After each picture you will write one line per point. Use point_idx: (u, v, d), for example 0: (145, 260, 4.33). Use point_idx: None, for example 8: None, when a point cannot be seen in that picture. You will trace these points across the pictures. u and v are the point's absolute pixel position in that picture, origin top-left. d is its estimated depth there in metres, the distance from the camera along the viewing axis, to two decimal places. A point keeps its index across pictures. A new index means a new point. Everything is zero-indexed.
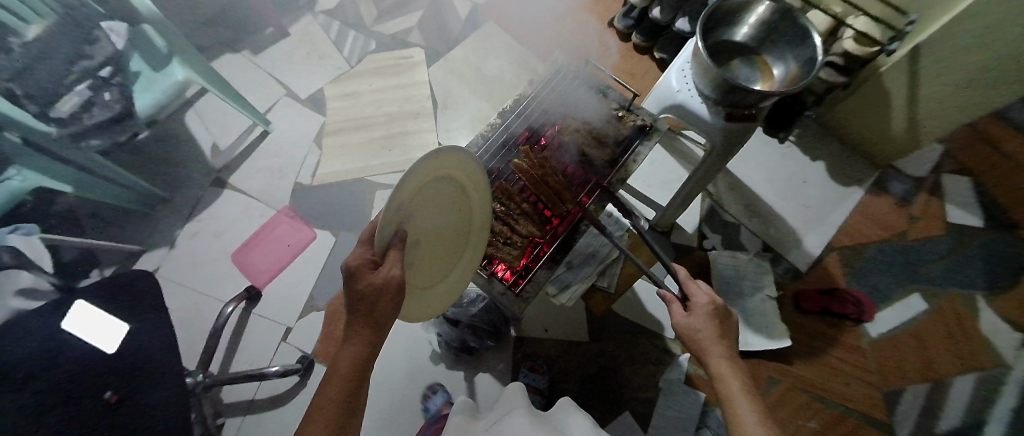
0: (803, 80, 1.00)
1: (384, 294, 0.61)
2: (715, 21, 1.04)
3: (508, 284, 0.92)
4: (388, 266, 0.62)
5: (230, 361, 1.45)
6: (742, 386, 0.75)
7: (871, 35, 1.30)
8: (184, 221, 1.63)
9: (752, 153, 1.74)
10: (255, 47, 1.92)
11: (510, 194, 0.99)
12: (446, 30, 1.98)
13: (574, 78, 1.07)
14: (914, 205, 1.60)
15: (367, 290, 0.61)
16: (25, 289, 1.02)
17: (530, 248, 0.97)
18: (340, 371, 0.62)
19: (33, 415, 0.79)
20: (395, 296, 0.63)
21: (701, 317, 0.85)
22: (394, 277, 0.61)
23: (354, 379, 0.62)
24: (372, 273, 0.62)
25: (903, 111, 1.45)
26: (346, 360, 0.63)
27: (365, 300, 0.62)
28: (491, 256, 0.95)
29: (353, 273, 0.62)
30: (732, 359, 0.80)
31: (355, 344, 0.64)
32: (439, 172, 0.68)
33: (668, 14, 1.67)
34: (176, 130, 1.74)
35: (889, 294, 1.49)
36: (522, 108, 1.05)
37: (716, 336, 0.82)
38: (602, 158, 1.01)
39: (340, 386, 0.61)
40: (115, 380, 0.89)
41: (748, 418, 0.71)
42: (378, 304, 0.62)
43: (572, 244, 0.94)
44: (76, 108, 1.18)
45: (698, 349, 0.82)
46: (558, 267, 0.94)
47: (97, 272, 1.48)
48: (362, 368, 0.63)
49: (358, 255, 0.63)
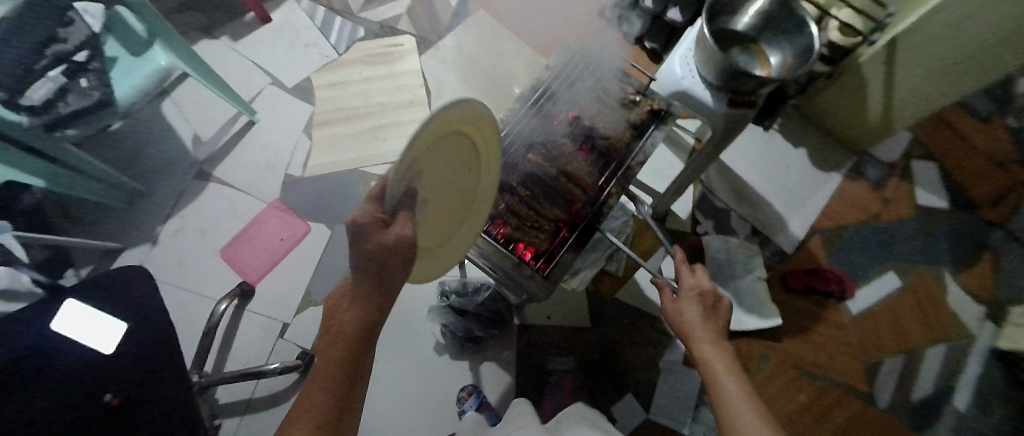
0: (798, 67, 1.05)
1: (397, 253, 0.56)
2: (717, 9, 1.08)
3: (535, 268, 0.93)
4: (401, 224, 0.56)
5: (224, 361, 1.40)
6: (728, 368, 0.69)
7: (855, 26, 1.40)
8: (166, 217, 1.54)
9: (739, 141, 1.81)
10: (234, 34, 1.83)
11: (533, 179, 1.01)
12: (436, 18, 1.94)
13: (592, 61, 1.13)
14: (886, 188, 1.71)
15: (379, 249, 0.54)
16: (3, 291, 0.95)
17: (555, 232, 0.99)
18: (337, 347, 0.57)
19: (35, 424, 0.75)
20: (406, 253, 0.57)
21: (688, 299, 0.83)
22: (405, 237, 0.55)
23: (348, 366, 0.57)
24: (384, 232, 0.54)
25: (879, 99, 1.54)
26: (335, 349, 0.57)
27: (375, 260, 0.55)
28: (517, 240, 0.96)
29: (361, 232, 0.53)
30: (717, 343, 0.75)
31: (345, 322, 0.59)
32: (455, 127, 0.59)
33: (659, 4, 1.70)
34: (153, 120, 1.65)
35: (867, 271, 1.59)
36: (542, 90, 1.10)
37: (701, 319, 0.79)
38: (618, 142, 1.05)
39: (337, 368, 0.56)
40: (117, 382, 0.84)
41: (736, 403, 0.63)
42: (388, 263, 0.57)
43: (597, 227, 0.98)
44: (49, 96, 1.09)
45: (683, 332, 0.79)
46: (582, 249, 0.97)
47: (73, 273, 1.39)
48: (363, 341, 0.59)
49: (366, 211, 0.53)
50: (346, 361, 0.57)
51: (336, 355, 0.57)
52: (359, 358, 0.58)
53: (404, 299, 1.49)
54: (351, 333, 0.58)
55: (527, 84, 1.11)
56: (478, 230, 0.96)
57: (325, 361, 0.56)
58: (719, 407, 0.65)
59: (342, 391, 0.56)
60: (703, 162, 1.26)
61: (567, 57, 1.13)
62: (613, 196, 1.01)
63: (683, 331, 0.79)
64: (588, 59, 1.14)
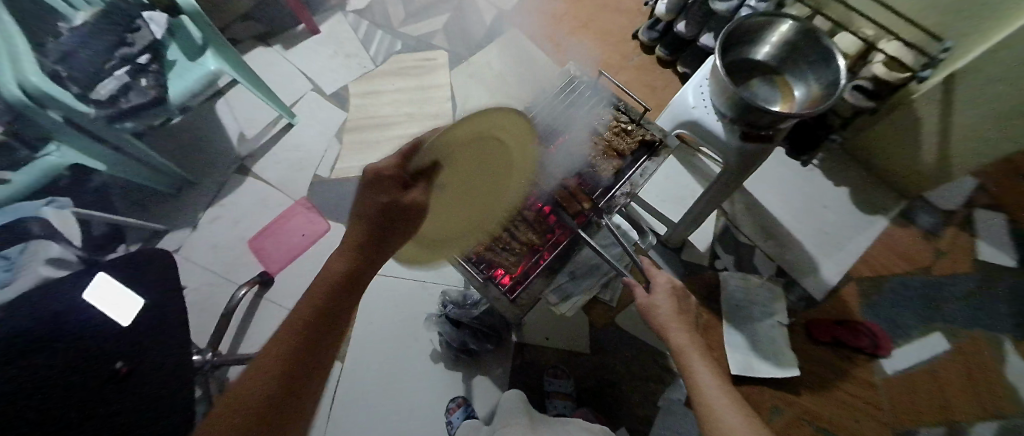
0: (825, 102, 1.00)
1: (407, 213, 0.65)
2: (737, 38, 1.05)
3: (504, 289, 0.95)
4: (417, 189, 0.67)
5: (239, 343, 1.50)
6: (704, 358, 0.80)
7: (903, 60, 1.25)
8: (206, 205, 1.69)
9: (771, 174, 1.69)
10: (286, 42, 1.99)
11: (513, 202, 1.02)
12: (470, 35, 2.01)
13: (586, 88, 1.12)
14: (942, 238, 1.53)
15: (389, 205, 0.64)
16: (54, 259, 1.08)
17: (529, 255, 1.00)
18: (299, 313, 0.62)
19: (48, 384, 0.84)
20: (414, 219, 0.67)
21: (664, 296, 0.90)
22: (419, 201, 0.66)
23: (303, 343, 0.61)
24: (400, 191, 0.65)
25: (935, 138, 1.39)
26: (298, 320, 0.62)
27: (373, 226, 0.65)
28: (490, 261, 0.99)
29: (382, 184, 0.65)
30: (689, 333, 0.85)
31: (317, 289, 0.64)
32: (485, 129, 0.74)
33: (692, 30, 1.66)
34: (207, 117, 1.82)
35: (908, 329, 1.42)
36: (530, 116, 1.10)
37: (675, 312, 0.88)
38: (607, 171, 1.03)
39: (289, 344, 0.60)
40: (127, 351, 0.94)
41: (710, 389, 0.75)
42: (394, 224, 0.65)
43: (570, 255, 0.97)
44: (113, 92, 1.25)
45: (658, 325, 0.88)
46: (555, 276, 0.98)
47: (124, 248, 1.56)
48: (326, 308, 0.64)
49: (390, 167, 0.66)
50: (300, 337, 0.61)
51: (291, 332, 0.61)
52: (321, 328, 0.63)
53: (408, 304, 1.53)
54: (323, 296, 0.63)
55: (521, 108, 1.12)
56: (453, 248, 0.99)
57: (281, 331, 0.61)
58: (696, 392, 0.77)
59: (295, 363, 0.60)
60: (719, 194, 1.19)
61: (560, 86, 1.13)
62: (595, 225, 0.99)
63: (662, 326, 0.87)
64: (586, 86, 1.13)
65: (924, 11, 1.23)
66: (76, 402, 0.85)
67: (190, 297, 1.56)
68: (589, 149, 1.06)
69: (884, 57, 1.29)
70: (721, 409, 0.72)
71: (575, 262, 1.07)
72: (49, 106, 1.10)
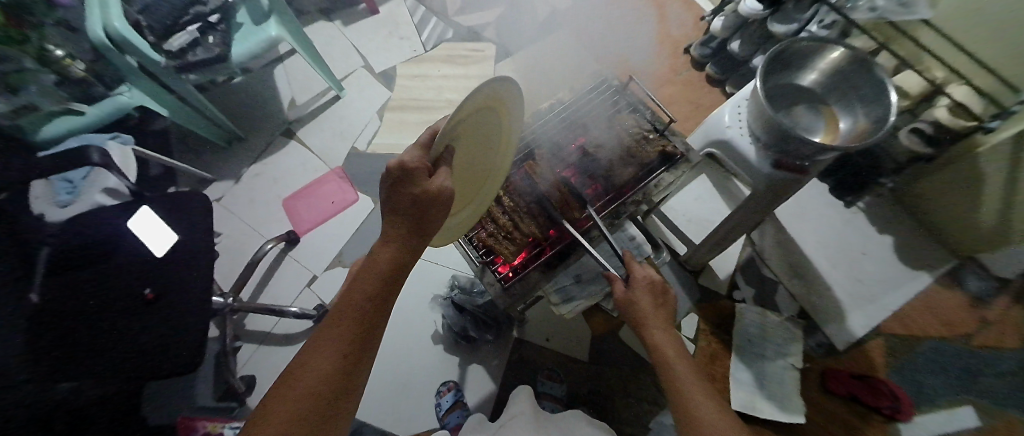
0: (870, 137, 0.99)
1: (438, 203, 0.63)
2: (779, 62, 1.06)
3: (499, 276, 0.96)
4: (441, 175, 0.64)
5: (259, 292, 1.59)
6: (679, 355, 0.79)
7: (969, 106, 1.19)
8: (251, 161, 1.80)
9: (809, 209, 1.60)
10: (346, 19, 2.09)
11: (520, 191, 1.03)
12: (521, 31, 2.03)
13: (616, 93, 1.14)
14: (990, 308, 1.41)
15: (419, 197, 0.61)
16: (109, 189, 1.25)
17: (529, 247, 1.00)
18: (346, 314, 0.59)
19: (104, 293, 1.03)
20: (445, 204, 0.64)
21: (642, 290, 0.86)
22: (446, 188, 0.63)
23: (352, 347, 0.57)
24: (427, 180, 0.62)
25: (997, 194, 1.29)
26: (348, 320, 0.58)
27: (414, 207, 0.62)
28: (490, 248, 1.00)
29: (408, 175, 0.61)
30: (667, 330, 0.83)
31: (364, 286, 0.61)
32: (488, 103, 0.70)
33: (747, 49, 1.60)
34: (265, 81, 1.95)
35: (935, 398, 1.31)
36: (556, 111, 1.14)
37: (653, 309, 0.84)
38: (621, 176, 1.03)
39: (335, 347, 0.57)
40: (152, 280, 1.06)
41: (686, 383, 0.76)
42: (430, 211, 0.63)
43: (570, 255, 0.96)
44: (184, 45, 1.38)
45: (635, 321, 0.85)
46: (553, 272, 0.97)
47: (174, 189, 1.70)
48: (375, 308, 0.61)
49: (415, 157, 0.63)
50: (348, 338, 0.58)
51: (341, 332, 0.58)
52: (370, 328, 0.60)
53: (419, 282, 1.57)
54: (371, 294, 0.61)
55: (547, 102, 1.15)
56: None
57: (328, 333, 0.58)
58: (672, 388, 0.76)
59: (344, 371, 0.56)
60: (744, 221, 1.14)
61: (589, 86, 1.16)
62: (597, 229, 0.99)
63: (640, 322, 0.84)
64: (617, 92, 1.15)
65: (1006, 63, 1.15)
66: (114, 313, 1.01)
67: (223, 243, 1.67)
68: (607, 153, 1.06)
69: (948, 102, 1.23)
70: (697, 407, 0.72)
71: (584, 267, 1.15)
72: (126, 50, 1.22)
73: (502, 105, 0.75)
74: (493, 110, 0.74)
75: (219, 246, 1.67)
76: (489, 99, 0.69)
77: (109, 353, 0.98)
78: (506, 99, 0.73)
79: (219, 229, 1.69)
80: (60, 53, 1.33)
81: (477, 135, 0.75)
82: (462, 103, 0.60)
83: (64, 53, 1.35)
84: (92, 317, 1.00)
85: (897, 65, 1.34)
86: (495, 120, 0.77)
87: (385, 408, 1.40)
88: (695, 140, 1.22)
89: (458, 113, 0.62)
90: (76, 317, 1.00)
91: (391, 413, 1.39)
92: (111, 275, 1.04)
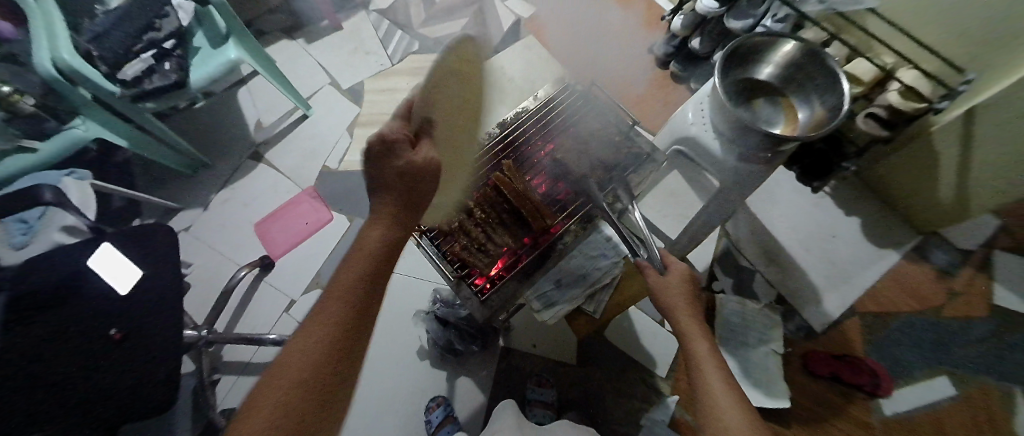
0: (828, 125, 1.03)
1: (425, 173, 0.67)
2: (736, 58, 1.09)
3: (476, 289, 0.95)
4: (424, 146, 0.69)
5: (235, 322, 1.55)
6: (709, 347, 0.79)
7: (919, 88, 1.24)
8: (218, 187, 1.75)
9: (779, 197, 1.65)
10: (309, 37, 2.07)
11: (490, 201, 1.01)
12: (487, 39, 2.03)
13: (579, 98, 1.17)
14: (956, 278, 1.46)
15: (407, 168, 0.66)
16: (67, 226, 1.19)
17: (504, 257, 0.99)
18: (340, 295, 0.56)
19: (61, 340, 0.96)
20: (430, 176, 0.68)
21: (677, 279, 0.88)
22: (432, 158, 0.68)
23: (345, 327, 0.54)
24: (410, 151, 0.68)
25: (953, 169, 1.35)
26: (338, 304, 0.55)
27: (406, 178, 0.66)
28: (464, 260, 0.98)
29: (390, 148, 0.67)
30: (698, 322, 0.84)
31: (356, 267, 0.59)
32: (454, 78, 0.82)
33: (708, 46, 1.63)
34: (230, 105, 1.91)
35: (912, 371, 1.36)
36: (522, 119, 1.15)
37: (685, 301, 0.86)
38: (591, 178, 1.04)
39: (332, 326, 0.53)
40: (120, 320, 1.02)
41: (711, 372, 0.75)
42: (420, 184, 0.67)
43: (546, 261, 0.96)
44: (139, 74, 1.33)
45: (667, 308, 0.87)
46: (530, 280, 0.97)
47: (139, 222, 1.64)
48: (369, 291, 0.58)
49: (395, 129, 0.69)
50: (340, 322, 0.54)
51: (335, 312, 0.54)
52: (365, 312, 0.57)
53: (400, 298, 1.55)
54: (363, 275, 0.58)
55: (512, 111, 1.16)
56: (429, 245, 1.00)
57: (322, 315, 0.54)
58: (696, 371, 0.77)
59: (335, 354, 0.52)
60: (716, 213, 1.16)
61: (553, 92, 1.18)
62: (572, 233, 0.99)
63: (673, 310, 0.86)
64: (581, 98, 1.17)
65: (950, 44, 1.21)
66: (73, 361, 0.95)
67: (194, 274, 1.62)
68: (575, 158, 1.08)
69: (899, 86, 1.28)
70: (718, 402, 0.69)
71: (563, 271, 1.16)
72: (79, 83, 1.18)
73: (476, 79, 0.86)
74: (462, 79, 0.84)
75: (189, 277, 1.61)
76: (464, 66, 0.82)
77: (82, 397, 0.93)
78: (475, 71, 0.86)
79: (189, 260, 1.64)
80: (7, 89, 1.26)
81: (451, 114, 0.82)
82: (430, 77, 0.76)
83: (11, 88, 1.28)
84: (62, 363, 0.94)
85: (848, 53, 1.40)
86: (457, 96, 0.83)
87: (375, 430, 1.37)
88: (662, 139, 1.24)
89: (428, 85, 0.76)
90: (44, 364, 0.93)
91: (381, 435, 1.36)
92: (70, 319, 0.98)
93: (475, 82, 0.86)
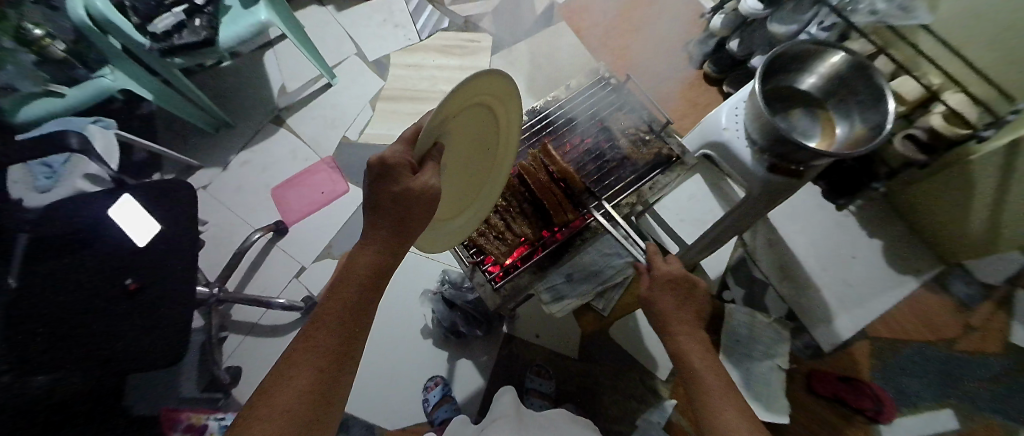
0: (866, 143, 1.00)
1: (424, 201, 0.59)
2: (779, 64, 1.04)
3: (490, 277, 0.96)
4: (427, 173, 0.60)
5: (246, 283, 1.57)
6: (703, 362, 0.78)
7: (965, 114, 1.18)
8: (238, 149, 1.76)
9: (801, 211, 1.61)
10: (339, 5, 2.04)
11: (513, 192, 1.03)
12: (518, 22, 1.99)
13: (611, 92, 1.16)
14: (975, 313, 1.42)
15: (401, 195, 0.57)
16: (90, 174, 1.22)
17: (521, 247, 0.99)
18: (326, 321, 0.56)
19: (79, 283, 0.99)
20: (430, 203, 0.60)
21: (662, 289, 0.85)
22: (432, 185, 0.59)
23: (331, 354, 0.55)
24: (410, 177, 0.58)
25: (987, 202, 1.30)
26: (324, 332, 0.55)
27: (397, 206, 0.59)
28: (480, 247, 0.98)
29: (389, 171, 0.58)
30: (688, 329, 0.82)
31: (344, 292, 0.58)
32: (480, 96, 0.65)
33: (746, 49, 1.57)
34: (255, 67, 1.90)
35: (916, 400, 1.34)
36: (552, 109, 1.16)
37: (674, 307, 0.84)
38: (614, 178, 1.05)
39: (316, 354, 0.54)
40: (135, 270, 1.03)
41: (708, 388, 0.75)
42: (412, 211, 0.59)
43: (563, 255, 0.96)
44: (169, 27, 1.32)
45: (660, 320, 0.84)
46: (544, 274, 0.97)
47: (159, 176, 1.67)
48: (355, 317, 0.58)
49: (397, 153, 0.59)
50: (325, 351, 0.54)
51: (319, 340, 0.55)
52: (351, 338, 0.57)
53: (409, 275, 1.56)
54: (353, 301, 0.58)
55: (542, 100, 1.16)
56: None
57: (305, 343, 0.54)
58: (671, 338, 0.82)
59: (322, 383, 0.53)
60: (738, 223, 1.13)
61: (585, 85, 1.18)
62: (592, 230, 0.99)
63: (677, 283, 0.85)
64: (613, 91, 1.16)
65: (1000, 67, 1.15)
66: (92, 307, 0.98)
67: (209, 232, 1.64)
68: (602, 156, 1.08)
69: (944, 109, 1.23)
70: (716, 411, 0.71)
71: (576, 266, 1.17)
72: (110, 32, 1.19)
73: (502, 100, 0.71)
74: (487, 105, 0.70)
75: (205, 235, 1.64)
76: (483, 78, 0.58)
77: (84, 338, 0.95)
78: (501, 91, 0.68)
79: (206, 218, 1.66)
80: (38, 33, 1.30)
81: (471, 133, 0.71)
82: (447, 97, 0.53)
83: (42, 32, 1.31)
84: (65, 308, 0.96)
85: (894, 70, 1.34)
86: (487, 118, 0.73)
87: (373, 402, 1.39)
88: (692, 140, 1.20)
89: (443, 107, 0.55)
90: (49, 304, 0.96)
91: (379, 407, 1.39)
92: (88, 264, 1.01)
93: (498, 101, 0.71)
